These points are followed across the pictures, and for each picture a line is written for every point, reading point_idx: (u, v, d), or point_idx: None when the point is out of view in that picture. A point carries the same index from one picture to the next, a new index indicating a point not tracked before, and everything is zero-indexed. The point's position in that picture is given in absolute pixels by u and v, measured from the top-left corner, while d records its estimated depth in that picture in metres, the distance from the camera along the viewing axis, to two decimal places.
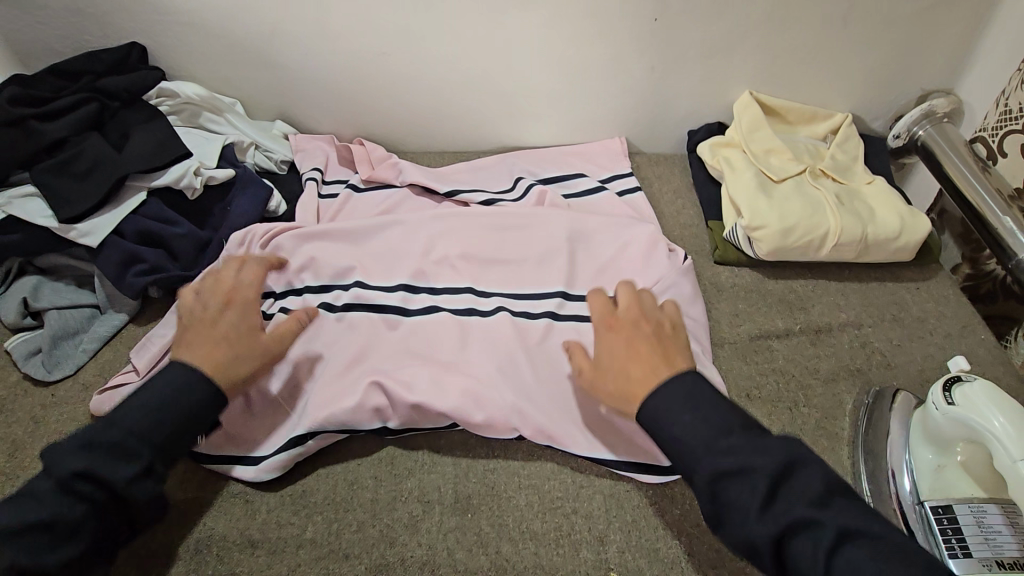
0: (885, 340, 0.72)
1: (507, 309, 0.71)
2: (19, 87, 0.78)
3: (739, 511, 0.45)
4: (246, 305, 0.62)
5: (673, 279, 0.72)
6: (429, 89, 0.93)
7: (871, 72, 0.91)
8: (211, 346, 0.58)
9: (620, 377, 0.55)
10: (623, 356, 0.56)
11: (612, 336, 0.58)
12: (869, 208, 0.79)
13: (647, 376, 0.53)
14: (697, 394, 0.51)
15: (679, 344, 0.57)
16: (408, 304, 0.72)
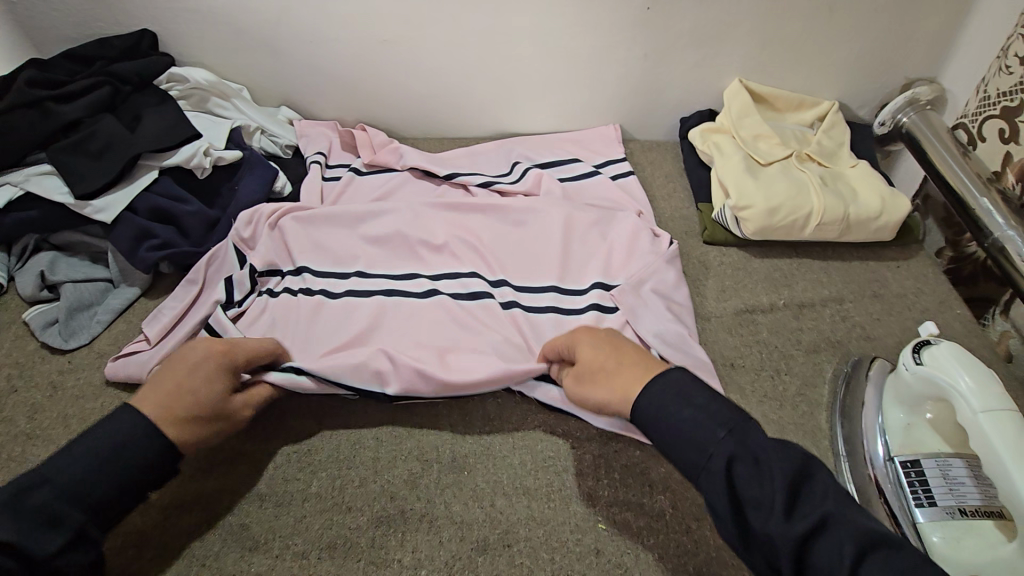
0: (865, 314, 0.76)
1: (501, 298, 0.74)
2: (36, 70, 0.81)
3: (761, 510, 0.43)
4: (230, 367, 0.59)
5: (659, 265, 0.76)
6: (430, 76, 0.96)
7: (857, 61, 0.95)
8: (178, 398, 0.55)
9: (608, 371, 0.55)
10: (605, 353, 0.56)
11: (583, 340, 0.59)
12: (852, 188, 0.82)
13: (629, 366, 0.54)
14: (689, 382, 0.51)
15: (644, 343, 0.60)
16: (406, 290, 0.75)
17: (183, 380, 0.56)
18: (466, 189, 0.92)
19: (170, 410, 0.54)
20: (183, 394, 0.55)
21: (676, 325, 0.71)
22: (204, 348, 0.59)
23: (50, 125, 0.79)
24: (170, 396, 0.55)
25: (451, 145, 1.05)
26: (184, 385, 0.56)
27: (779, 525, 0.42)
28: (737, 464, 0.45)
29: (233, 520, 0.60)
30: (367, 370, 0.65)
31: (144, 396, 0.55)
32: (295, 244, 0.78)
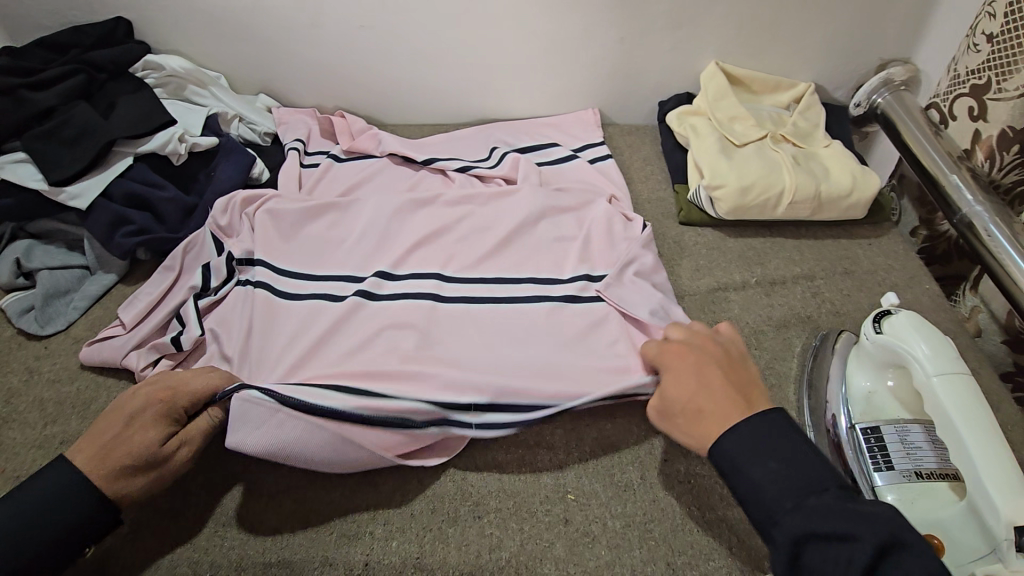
0: (835, 290, 0.77)
1: (470, 297, 0.73)
2: (10, 58, 0.81)
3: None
4: (172, 414, 0.58)
5: (636, 250, 0.76)
6: (406, 61, 0.96)
7: (833, 42, 0.95)
8: (110, 448, 0.54)
9: (691, 411, 0.53)
10: (692, 391, 0.54)
11: (676, 365, 0.57)
12: (824, 168, 0.83)
13: (718, 412, 0.52)
14: (780, 437, 0.49)
15: (749, 376, 0.56)
16: (373, 289, 0.72)
17: (119, 430, 0.55)
18: (443, 173, 0.92)
19: (99, 459, 0.53)
20: (120, 443, 0.54)
21: (666, 304, 0.71)
22: (147, 396, 0.58)
23: (25, 113, 0.79)
24: (105, 445, 0.54)
25: (430, 131, 1.05)
26: (122, 434, 0.55)
27: None
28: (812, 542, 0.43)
29: (210, 498, 0.60)
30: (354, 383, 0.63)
31: (82, 442, 0.55)
32: (264, 237, 0.77)
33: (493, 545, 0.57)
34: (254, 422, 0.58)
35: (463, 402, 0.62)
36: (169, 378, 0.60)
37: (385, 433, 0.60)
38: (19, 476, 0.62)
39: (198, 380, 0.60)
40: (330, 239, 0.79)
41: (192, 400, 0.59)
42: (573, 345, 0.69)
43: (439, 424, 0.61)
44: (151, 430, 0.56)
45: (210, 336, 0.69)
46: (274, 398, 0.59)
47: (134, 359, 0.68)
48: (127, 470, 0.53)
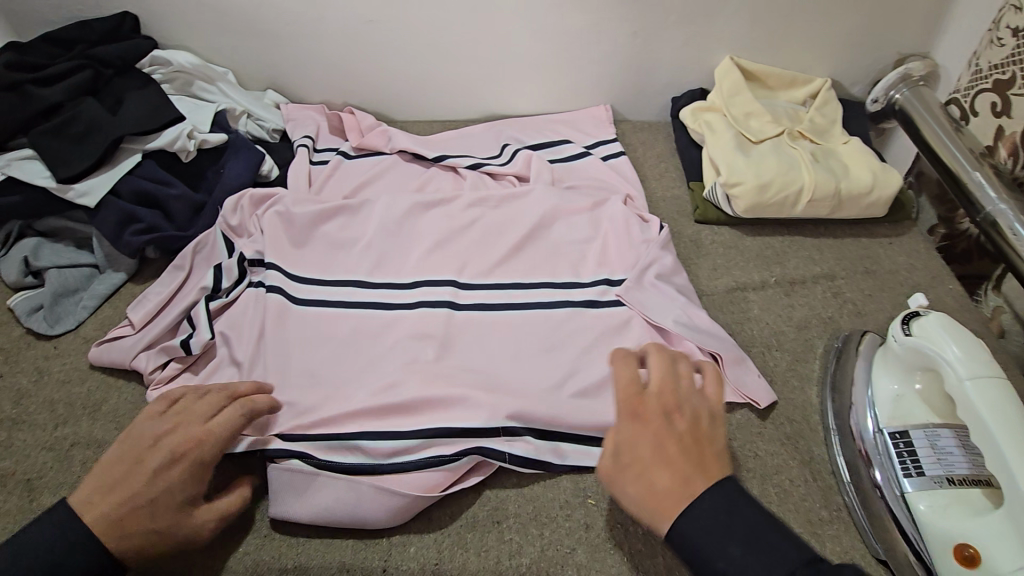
0: (856, 290, 0.75)
1: (486, 304, 0.71)
2: (16, 54, 0.80)
3: None
4: (197, 470, 0.53)
5: (656, 252, 0.74)
6: (416, 56, 0.95)
7: (850, 36, 0.93)
8: (126, 512, 0.49)
9: (647, 485, 0.47)
10: (651, 463, 0.48)
11: (638, 429, 0.49)
12: (843, 165, 0.82)
13: (679, 493, 0.46)
14: (739, 515, 0.45)
15: (718, 446, 0.50)
16: (389, 299, 0.71)
17: (140, 492, 0.50)
18: (455, 170, 0.91)
19: (121, 525, 0.49)
20: (142, 509, 0.50)
21: (690, 310, 0.69)
22: (168, 451, 0.52)
23: (31, 109, 0.78)
24: (126, 508, 0.50)
25: (440, 127, 1.04)
26: (139, 496, 0.50)
27: None
28: None
29: None
30: (385, 426, 0.61)
31: (95, 497, 0.50)
32: (273, 239, 0.75)
33: (513, 551, 0.57)
34: (293, 484, 0.58)
35: (490, 425, 0.60)
36: (190, 421, 0.54)
37: (423, 473, 0.59)
38: (30, 478, 0.61)
39: (225, 432, 0.55)
40: (344, 243, 0.77)
41: (218, 451, 0.54)
42: (598, 351, 0.68)
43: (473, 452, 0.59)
44: (176, 492, 0.51)
45: (220, 340, 0.69)
46: (310, 461, 0.59)
47: (144, 361, 0.67)
48: (152, 536, 0.50)
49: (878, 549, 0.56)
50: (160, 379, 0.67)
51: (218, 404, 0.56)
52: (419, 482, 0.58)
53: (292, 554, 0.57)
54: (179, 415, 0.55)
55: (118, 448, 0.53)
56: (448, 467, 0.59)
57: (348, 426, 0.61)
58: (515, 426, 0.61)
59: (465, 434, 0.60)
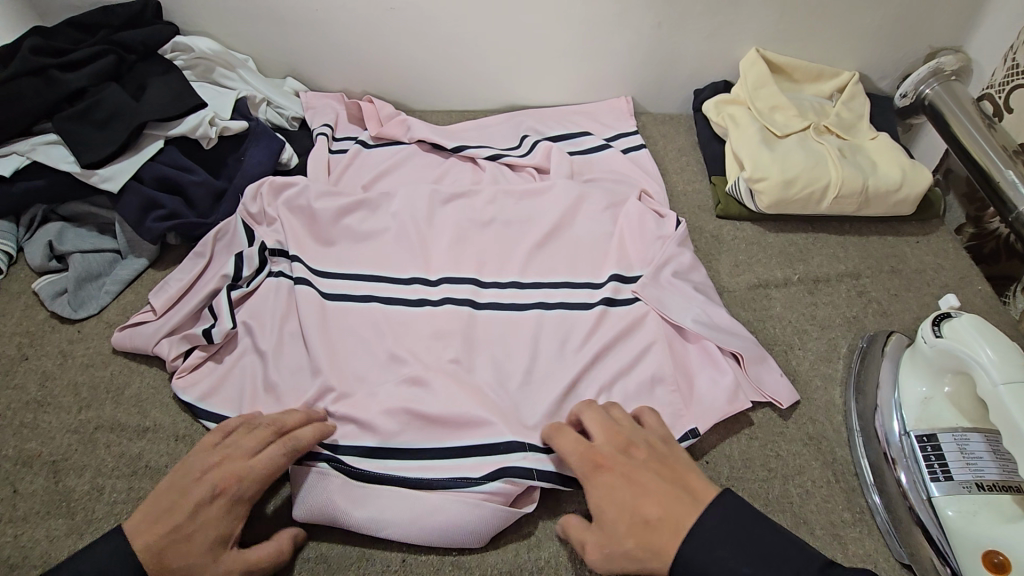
0: (882, 289, 0.74)
1: (505, 299, 0.71)
2: (41, 38, 0.80)
3: None
4: (236, 503, 0.53)
5: (673, 250, 0.73)
6: (436, 45, 0.94)
7: (880, 29, 0.91)
8: (165, 548, 0.49)
9: (638, 526, 0.50)
10: (634, 502, 0.51)
11: (604, 479, 0.53)
12: (871, 161, 0.80)
13: (669, 519, 0.49)
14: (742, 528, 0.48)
15: (680, 465, 0.54)
16: (410, 291, 0.72)
17: (181, 524, 0.50)
18: (473, 161, 0.91)
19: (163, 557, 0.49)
20: (182, 542, 0.50)
21: (708, 309, 0.68)
22: (212, 484, 0.52)
23: (55, 94, 0.78)
24: (167, 541, 0.49)
25: (458, 116, 1.03)
26: (179, 530, 0.50)
27: None
28: None
29: None
30: (427, 439, 0.61)
31: (142, 525, 0.50)
32: (292, 231, 0.75)
33: (532, 544, 0.58)
34: (311, 487, 0.58)
35: (509, 439, 0.60)
36: (235, 455, 0.54)
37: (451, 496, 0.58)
38: (55, 460, 0.62)
39: (265, 467, 0.54)
40: (364, 234, 0.77)
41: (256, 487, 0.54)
42: (616, 350, 0.67)
43: (498, 476, 0.58)
44: (214, 527, 0.51)
45: (243, 328, 0.69)
46: (337, 466, 0.59)
47: (166, 347, 0.68)
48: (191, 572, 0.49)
49: (902, 553, 0.55)
50: (182, 367, 0.67)
51: (264, 439, 0.56)
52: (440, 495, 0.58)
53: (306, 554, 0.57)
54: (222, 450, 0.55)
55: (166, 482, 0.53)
56: (472, 491, 0.58)
57: (371, 434, 0.61)
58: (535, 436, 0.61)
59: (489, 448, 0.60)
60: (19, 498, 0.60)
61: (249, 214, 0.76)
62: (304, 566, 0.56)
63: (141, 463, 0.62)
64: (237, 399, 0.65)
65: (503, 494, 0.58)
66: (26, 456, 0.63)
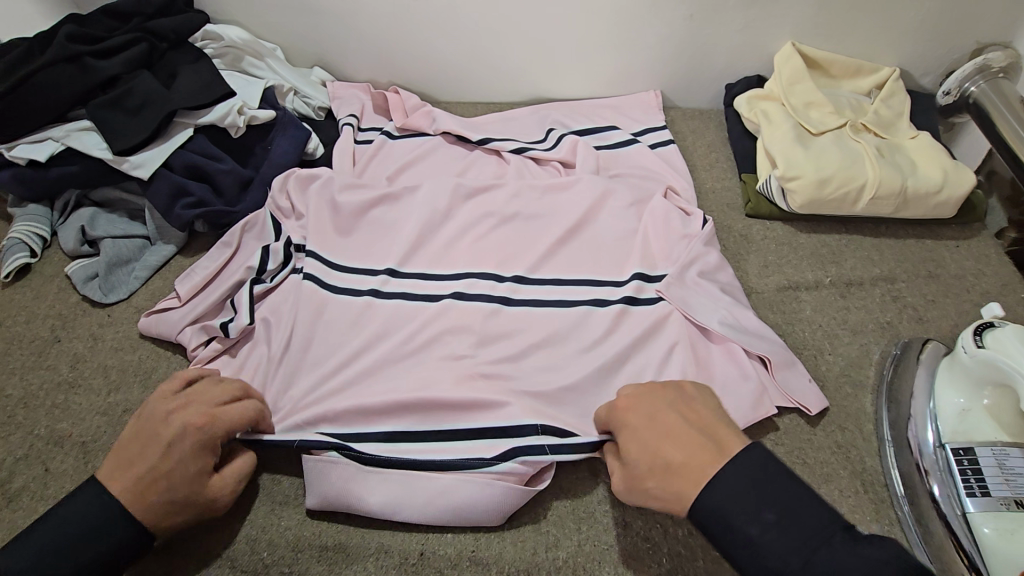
0: (918, 296, 0.71)
1: (526, 294, 0.71)
2: (76, 26, 0.81)
3: None
4: (209, 444, 0.55)
5: (699, 249, 0.72)
6: (464, 36, 0.93)
7: (924, 23, 0.87)
8: (147, 483, 0.51)
9: (660, 470, 0.48)
10: (655, 443, 0.50)
11: (628, 423, 0.53)
12: (911, 161, 0.77)
13: (689, 459, 0.47)
14: (771, 475, 0.45)
15: (711, 411, 0.52)
16: (433, 287, 0.71)
17: (156, 463, 0.52)
18: (498, 155, 0.90)
19: (141, 495, 0.51)
20: (160, 481, 0.52)
21: (735, 311, 0.67)
22: (181, 422, 0.54)
23: (88, 81, 0.79)
24: (145, 480, 0.52)
25: (484, 109, 1.02)
26: (156, 471, 0.52)
27: None
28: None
29: (267, 476, 0.62)
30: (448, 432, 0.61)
31: (116, 468, 0.52)
32: (316, 222, 0.75)
33: (550, 544, 0.57)
34: (323, 476, 0.58)
35: (526, 423, 0.60)
36: (203, 399, 0.57)
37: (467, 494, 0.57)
38: (85, 441, 0.64)
39: (236, 413, 0.57)
40: (388, 228, 0.77)
41: (226, 430, 0.56)
42: (637, 351, 0.66)
43: (510, 457, 0.58)
44: (188, 464, 0.53)
45: (261, 324, 0.70)
46: (349, 454, 0.59)
47: (189, 336, 0.69)
48: (168, 506, 0.52)
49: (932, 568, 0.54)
50: (201, 356, 0.68)
51: (230, 391, 0.59)
52: (460, 492, 0.57)
53: (319, 546, 0.57)
54: (191, 394, 0.57)
55: (134, 428, 0.55)
56: (484, 472, 0.58)
57: (391, 427, 0.62)
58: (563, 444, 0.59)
59: (509, 436, 0.60)
60: (50, 476, 0.62)
61: (275, 206, 0.77)
62: (323, 555, 0.57)
63: None
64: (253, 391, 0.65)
65: (515, 474, 0.58)
66: (58, 436, 0.64)
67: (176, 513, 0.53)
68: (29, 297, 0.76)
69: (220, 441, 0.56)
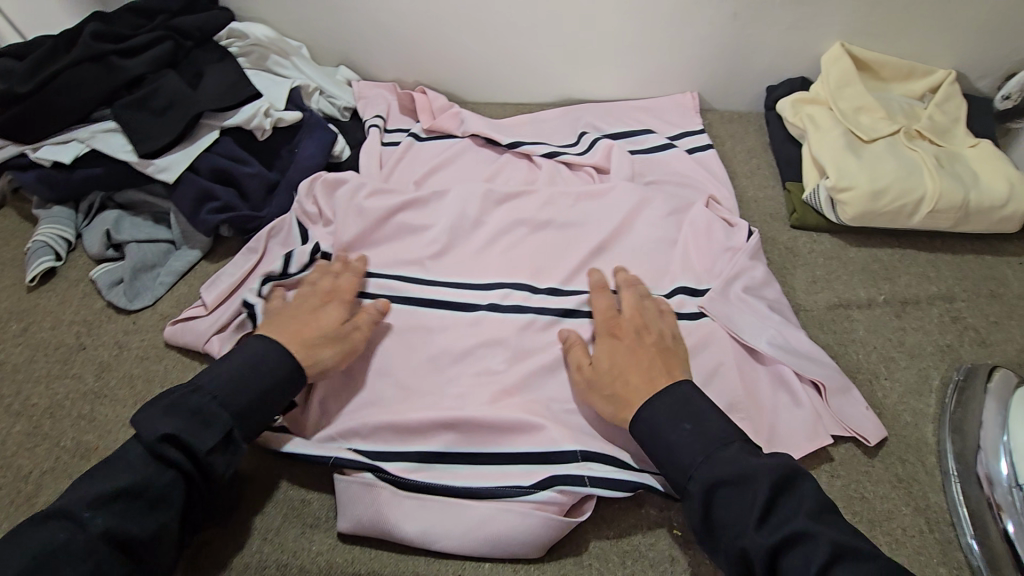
0: (980, 316, 0.68)
1: (560, 305, 0.67)
2: (102, 24, 0.79)
3: (737, 522, 0.46)
4: (340, 301, 0.64)
5: (744, 263, 0.68)
6: (495, 36, 0.90)
7: (984, 23, 0.82)
8: (302, 327, 0.60)
9: (618, 383, 0.57)
10: (627, 361, 0.58)
11: (617, 339, 0.60)
12: (972, 172, 0.73)
13: (643, 387, 0.55)
14: (691, 402, 0.53)
15: (680, 360, 0.59)
16: (468, 299, 0.68)
17: (305, 317, 0.61)
18: (529, 158, 0.87)
19: (299, 340, 0.59)
20: (309, 326, 0.60)
21: (785, 332, 0.63)
22: (314, 296, 0.63)
23: (114, 81, 0.77)
24: (299, 328, 0.60)
25: (513, 111, 0.99)
26: (306, 322, 0.60)
27: (752, 533, 0.45)
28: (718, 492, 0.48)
29: (296, 496, 0.60)
30: (486, 453, 0.59)
31: (277, 326, 0.60)
32: (346, 231, 0.73)
33: None
34: (356, 498, 0.56)
35: (567, 449, 0.58)
36: (325, 277, 0.66)
37: (507, 522, 0.55)
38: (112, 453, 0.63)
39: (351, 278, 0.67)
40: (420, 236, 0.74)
41: (349, 290, 0.65)
42: None
43: (549, 485, 0.56)
44: (332, 315, 0.62)
45: None
46: (384, 476, 0.57)
47: (213, 346, 0.67)
48: (322, 345, 0.59)
49: None
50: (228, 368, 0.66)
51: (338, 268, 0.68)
52: (500, 520, 0.55)
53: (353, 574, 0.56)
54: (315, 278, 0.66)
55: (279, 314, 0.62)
56: (522, 500, 0.56)
57: (425, 447, 0.59)
58: (601, 476, 0.57)
59: (545, 462, 0.58)
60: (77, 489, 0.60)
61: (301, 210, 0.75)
62: None
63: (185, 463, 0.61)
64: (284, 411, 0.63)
65: (555, 504, 0.56)
66: (84, 448, 0.63)
67: (331, 360, 0.60)
68: (54, 302, 0.75)
69: (347, 298, 0.65)
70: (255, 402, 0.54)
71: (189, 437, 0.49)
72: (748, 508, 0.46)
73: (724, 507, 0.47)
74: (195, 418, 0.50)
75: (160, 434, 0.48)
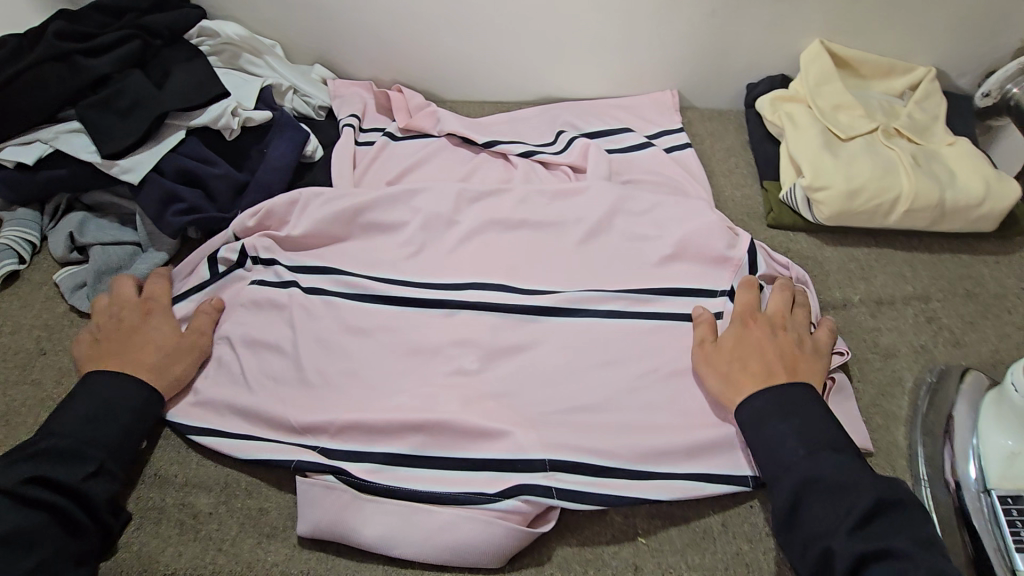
0: (955, 317, 0.67)
1: (530, 304, 0.66)
2: (66, 21, 0.77)
3: (827, 529, 0.48)
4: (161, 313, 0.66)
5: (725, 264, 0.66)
6: (470, 33, 0.89)
7: (965, 18, 0.81)
8: (141, 350, 0.62)
9: (737, 367, 0.58)
10: (757, 351, 0.58)
11: (748, 327, 0.60)
12: (948, 170, 0.72)
13: (762, 380, 0.56)
14: (808, 407, 0.54)
15: (814, 372, 0.58)
16: (436, 298, 0.66)
17: (134, 338, 0.63)
18: (505, 157, 0.85)
19: (140, 363, 0.61)
20: (145, 347, 0.62)
21: None
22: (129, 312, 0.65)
23: (78, 80, 0.76)
24: (132, 351, 0.62)
25: (491, 109, 0.97)
26: (139, 343, 0.62)
27: (842, 539, 0.47)
28: (804, 505, 0.50)
29: (254, 503, 0.59)
30: (451, 459, 0.58)
31: (107, 358, 0.61)
32: (314, 235, 0.72)
33: None
34: (318, 501, 0.56)
35: (535, 457, 0.57)
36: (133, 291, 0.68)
37: (467, 530, 0.54)
38: None
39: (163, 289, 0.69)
40: (389, 236, 0.72)
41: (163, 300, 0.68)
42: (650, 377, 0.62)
43: (513, 494, 0.55)
44: (162, 331, 0.64)
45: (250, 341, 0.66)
46: (345, 478, 0.57)
47: None
48: (169, 361, 0.62)
49: None
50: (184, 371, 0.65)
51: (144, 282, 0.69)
52: (460, 527, 0.54)
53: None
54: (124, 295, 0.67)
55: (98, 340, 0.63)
56: (486, 508, 0.55)
57: (388, 452, 0.58)
58: (564, 487, 0.56)
59: (509, 469, 0.57)
60: None
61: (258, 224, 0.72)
62: None
63: (146, 472, 0.61)
64: (243, 416, 0.62)
65: (518, 514, 0.55)
66: None
67: (184, 373, 0.63)
68: (16, 306, 0.73)
69: (167, 308, 0.67)
70: (124, 430, 0.58)
71: (56, 474, 0.52)
72: (839, 513, 0.48)
73: (814, 512, 0.49)
74: (61, 456, 0.53)
75: (21, 478, 0.51)
